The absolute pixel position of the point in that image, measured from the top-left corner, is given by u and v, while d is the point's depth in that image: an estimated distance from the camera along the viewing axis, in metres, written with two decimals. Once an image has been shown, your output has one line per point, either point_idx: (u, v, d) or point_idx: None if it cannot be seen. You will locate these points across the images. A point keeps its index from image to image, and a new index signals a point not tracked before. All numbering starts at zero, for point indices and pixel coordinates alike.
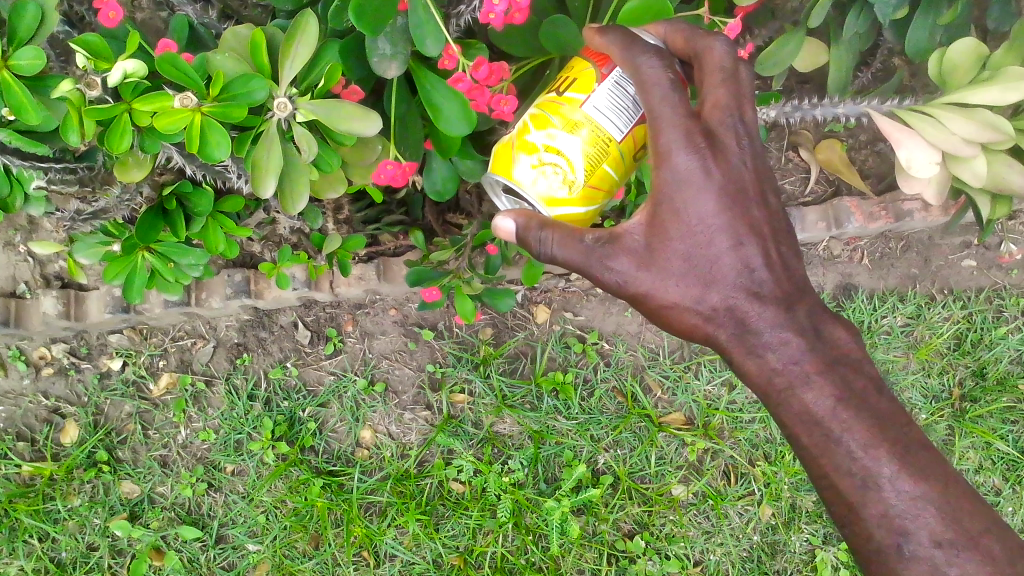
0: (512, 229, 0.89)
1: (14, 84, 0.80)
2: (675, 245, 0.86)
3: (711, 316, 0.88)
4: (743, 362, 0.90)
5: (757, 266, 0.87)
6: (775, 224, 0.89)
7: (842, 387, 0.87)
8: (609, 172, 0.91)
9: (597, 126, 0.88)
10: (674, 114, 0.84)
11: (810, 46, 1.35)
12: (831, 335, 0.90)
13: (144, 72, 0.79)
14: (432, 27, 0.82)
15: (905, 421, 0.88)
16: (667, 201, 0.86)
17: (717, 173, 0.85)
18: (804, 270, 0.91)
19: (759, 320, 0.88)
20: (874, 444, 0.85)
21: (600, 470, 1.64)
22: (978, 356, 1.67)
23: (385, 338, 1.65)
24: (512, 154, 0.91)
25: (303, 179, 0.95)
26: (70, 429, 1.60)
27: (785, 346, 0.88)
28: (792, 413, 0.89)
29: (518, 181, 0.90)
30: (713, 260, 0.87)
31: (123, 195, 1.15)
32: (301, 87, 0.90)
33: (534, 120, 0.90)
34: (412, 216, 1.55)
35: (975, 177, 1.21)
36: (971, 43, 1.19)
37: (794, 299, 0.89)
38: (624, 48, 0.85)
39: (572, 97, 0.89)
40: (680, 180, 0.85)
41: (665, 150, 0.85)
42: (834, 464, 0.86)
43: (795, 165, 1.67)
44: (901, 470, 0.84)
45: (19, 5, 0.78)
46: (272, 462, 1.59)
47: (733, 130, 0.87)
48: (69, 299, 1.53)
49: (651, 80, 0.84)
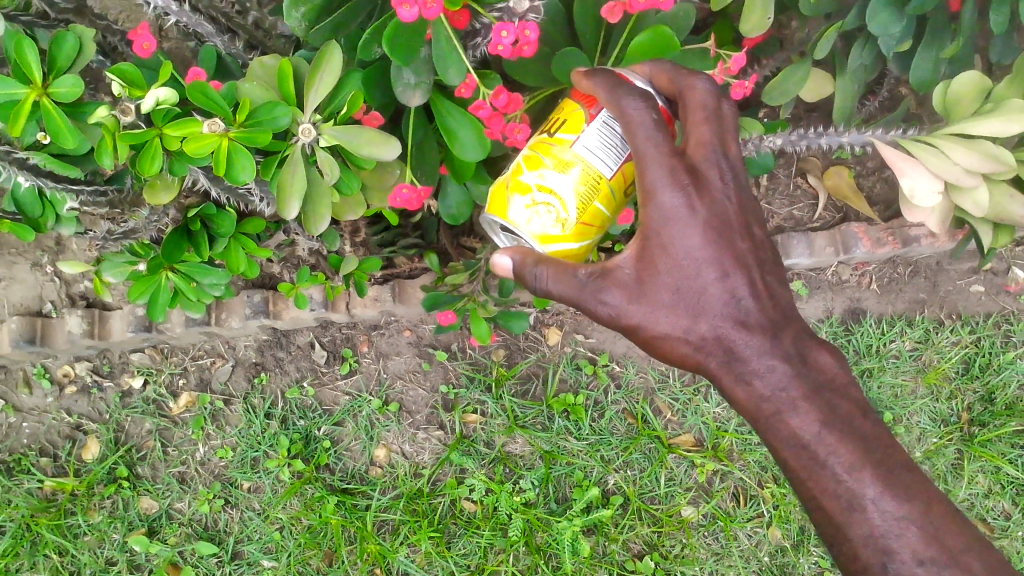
0: (509, 265, 0.94)
1: (54, 109, 0.84)
2: (664, 278, 0.89)
3: (701, 345, 0.91)
4: (732, 389, 0.92)
5: (743, 296, 0.90)
6: (759, 254, 0.93)
7: (828, 412, 0.89)
8: (600, 209, 0.95)
9: (585, 166, 0.93)
10: (659, 152, 0.88)
11: (816, 79, 1.39)
12: (817, 361, 0.92)
13: (175, 99, 0.83)
14: (454, 56, 0.86)
15: (889, 442, 0.89)
16: (655, 236, 0.89)
17: (701, 208, 0.89)
18: (790, 298, 0.95)
19: (747, 348, 0.90)
20: (857, 467, 0.86)
21: (611, 491, 1.66)
22: (987, 381, 1.68)
23: (400, 359, 1.68)
24: (507, 195, 0.96)
25: (324, 202, 0.98)
26: (92, 446, 1.64)
27: (772, 373, 0.90)
28: (779, 437, 0.90)
29: (513, 220, 0.95)
30: (701, 291, 0.90)
31: (150, 216, 1.20)
32: (323, 115, 0.94)
33: (528, 161, 0.95)
34: (427, 240, 1.59)
35: (976, 207, 1.24)
36: (975, 76, 1.21)
37: (780, 327, 0.92)
38: (610, 90, 0.90)
39: (562, 137, 0.94)
40: (667, 216, 0.88)
41: (651, 187, 0.88)
42: (821, 486, 0.88)
43: (803, 191, 1.70)
44: (884, 491, 0.85)
45: (59, 36, 0.83)
46: (287, 479, 1.62)
47: (716, 165, 0.91)
48: (94, 318, 1.57)
49: (635, 120, 0.88)
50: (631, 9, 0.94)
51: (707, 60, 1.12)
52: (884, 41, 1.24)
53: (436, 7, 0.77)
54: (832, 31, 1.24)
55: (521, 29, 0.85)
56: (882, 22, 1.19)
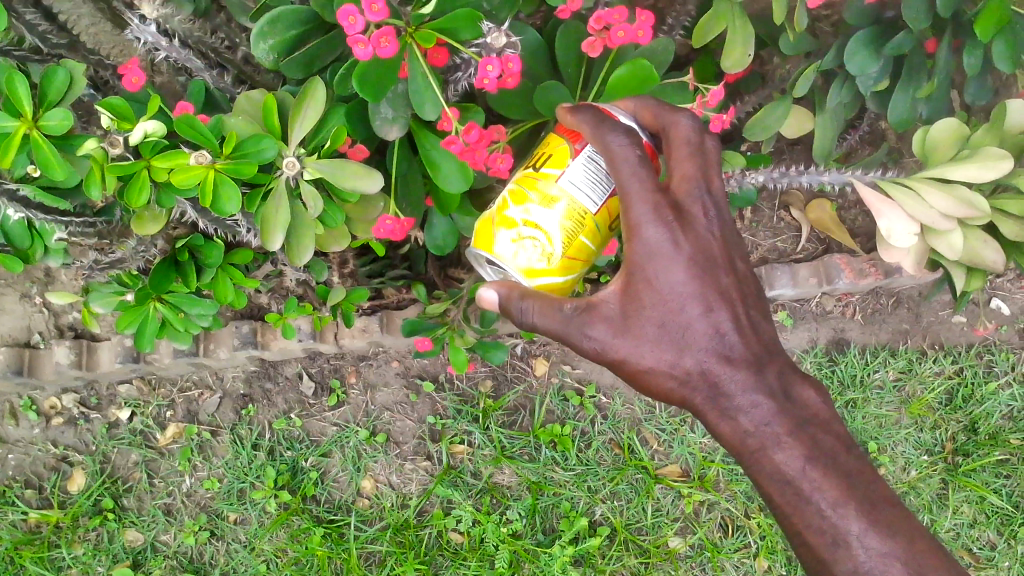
0: (495, 299, 0.95)
1: (44, 144, 0.86)
2: (649, 312, 0.89)
3: (686, 379, 0.91)
4: (717, 424, 0.92)
5: (727, 331, 0.91)
6: (743, 289, 0.93)
7: (812, 447, 0.89)
8: (586, 243, 0.96)
9: (570, 202, 0.94)
10: (643, 188, 0.88)
11: (797, 115, 1.42)
12: (801, 397, 0.92)
13: (163, 132, 0.85)
14: (430, 93, 0.88)
15: (872, 478, 0.89)
16: (639, 271, 0.89)
17: (685, 244, 0.89)
18: (774, 333, 0.95)
19: (731, 383, 0.90)
20: (842, 503, 0.86)
21: (598, 522, 1.66)
22: (970, 411, 1.69)
23: (388, 390, 1.69)
24: (493, 229, 0.97)
25: (308, 232, 0.99)
26: (77, 477, 1.63)
27: (756, 409, 0.90)
28: (764, 473, 0.90)
29: (499, 254, 0.97)
30: (686, 326, 0.90)
31: (138, 246, 1.21)
32: (307, 148, 0.96)
33: (514, 196, 0.96)
34: (416, 270, 1.59)
35: (950, 249, 1.26)
36: (953, 122, 1.24)
37: (764, 361, 0.92)
38: (595, 125, 0.91)
39: (548, 172, 0.95)
40: (651, 251, 0.88)
41: (635, 222, 0.89)
42: (806, 522, 0.87)
43: (786, 224, 1.72)
44: (869, 528, 0.85)
45: (50, 71, 0.85)
46: (274, 511, 1.62)
47: (700, 201, 0.91)
48: (82, 349, 1.58)
49: (619, 155, 0.89)
50: (610, 45, 0.97)
51: (687, 94, 1.14)
52: (861, 80, 1.27)
53: (390, 46, 0.80)
54: (811, 70, 1.27)
55: (504, 63, 0.86)
56: (859, 62, 1.23)
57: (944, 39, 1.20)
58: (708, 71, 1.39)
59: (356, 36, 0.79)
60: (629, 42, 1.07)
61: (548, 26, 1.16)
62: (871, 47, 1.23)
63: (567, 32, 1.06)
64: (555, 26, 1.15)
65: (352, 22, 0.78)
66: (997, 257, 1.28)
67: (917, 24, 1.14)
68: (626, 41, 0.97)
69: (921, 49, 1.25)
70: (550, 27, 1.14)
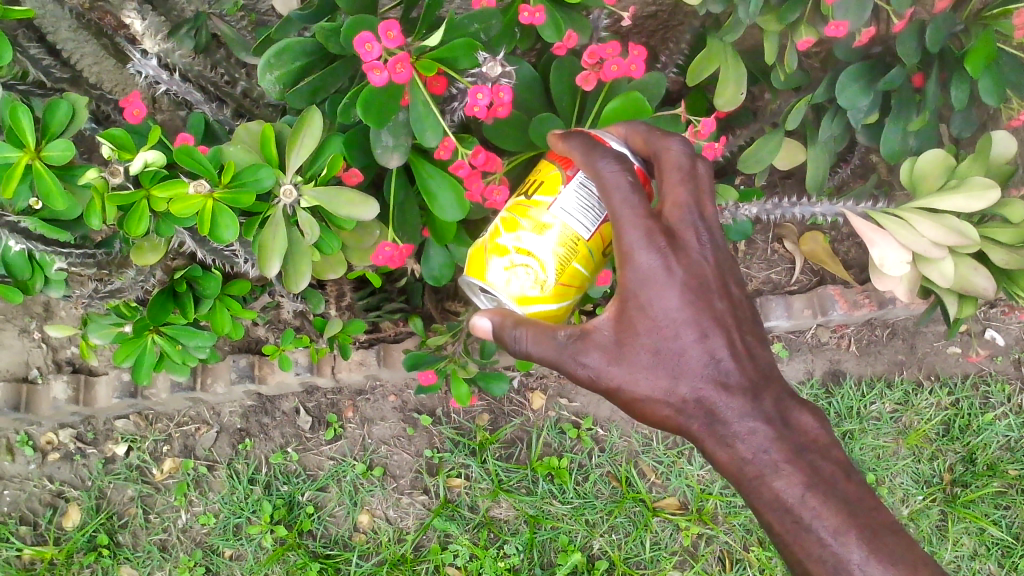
0: (489, 328, 0.96)
1: (46, 173, 0.87)
2: (643, 339, 0.90)
3: (682, 407, 0.91)
4: (715, 451, 0.92)
5: (723, 357, 0.91)
6: (738, 314, 0.94)
7: (811, 474, 0.89)
8: (578, 269, 0.98)
9: (561, 230, 0.96)
10: (634, 214, 0.90)
11: (788, 146, 1.43)
12: (798, 422, 0.92)
13: (162, 161, 0.86)
14: (430, 120, 0.89)
15: (873, 505, 0.88)
16: (632, 297, 0.90)
17: (679, 269, 0.90)
18: (770, 358, 0.95)
19: (728, 410, 0.91)
20: (843, 531, 0.85)
21: (596, 556, 1.65)
22: (967, 442, 1.69)
23: (385, 424, 1.69)
24: (486, 257, 0.99)
25: (305, 259, 1.00)
26: (73, 513, 1.63)
27: (754, 436, 0.90)
28: (763, 501, 0.90)
29: (492, 282, 0.98)
30: (681, 353, 0.90)
31: (138, 276, 1.19)
32: (305, 176, 0.98)
33: (506, 223, 0.98)
34: (412, 304, 1.61)
35: (942, 277, 1.27)
36: (941, 154, 1.25)
37: (760, 388, 0.92)
38: (586, 152, 0.94)
39: (539, 200, 0.98)
40: (643, 277, 0.89)
41: (628, 249, 0.90)
42: (806, 551, 0.87)
43: (780, 256, 1.74)
44: (870, 555, 0.84)
45: (53, 103, 0.87)
46: (270, 546, 1.61)
47: (693, 226, 0.93)
48: (79, 384, 1.58)
49: (610, 181, 0.91)
50: (604, 77, 0.99)
51: (678, 125, 1.16)
52: (853, 115, 1.29)
53: (405, 73, 0.82)
54: (802, 104, 1.29)
55: (494, 92, 0.90)
56: (851, 97, 1.25)
57: (933, 74, 1.22)
58: (700, 105, 1.41)
59: (372, 61, 0.80)
60: (622, 75, 1.09)
61: (543, 60, 1.18)
62: (861, 82, 1.25)
63: (561, 66, 1.08)
64: (548, 60, 1.17)
65: (368, 48, 0.80)
66: (988, 284, 1.28)
67: (907, 60, 1.16)
68: (619, 72, 0.99)
69: (909, 84, 1.27)
70: (544, 62, 1.16)
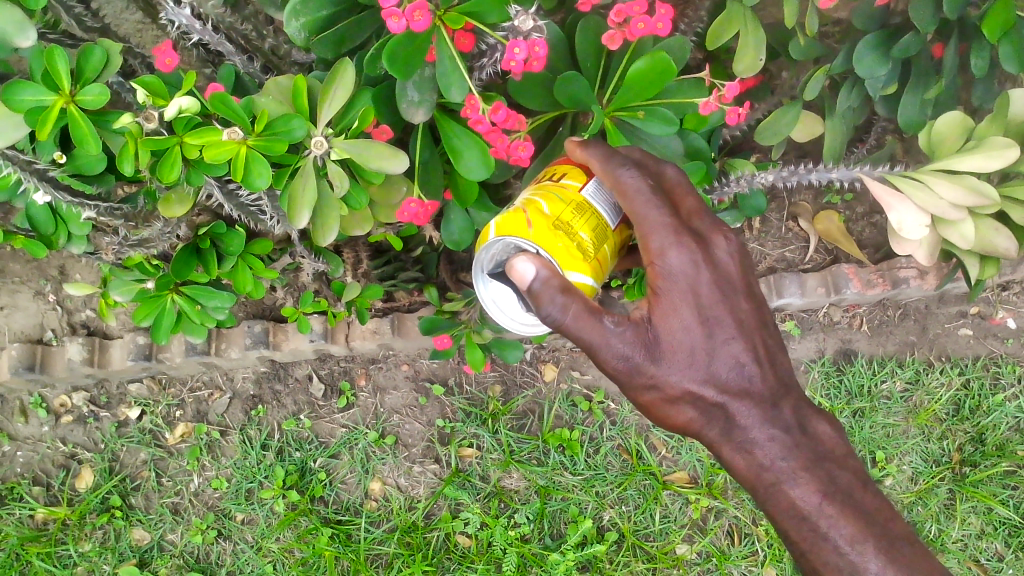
0: (532, 274, 0.83)
1: (81, 118, 0.88)
2: (678, 337, 0.89)
3: (706, 410, 0.92)
4: (732, 456, 0.93)
5: (747, 362, 0.91)
6: (761, 316, 0.94)
7: (827, 482, 0.91)
8: (608, 252, 0.95)
9: (593, 211, 0.93)
10: (660, 216, 0.89)
11: (807, 118, 1.43)
12: (816, 431, 0.94)
13: (197, 109, 0.86)
14: (457, 76, 0.89)
15: (890, 515, 0.93)
16: (666, 294, 0.88)
17: (706, 267, 0.90)
18: (791, 364, 0.96)
19: (746, 417, 0.91)
20: (860, 540, 0.90)
21: (605, 527, 1.66)
22: (977, 421, 1.70)
23: (397, 393, 1.69)
24: (528, 219, 0.88)
25: (332, 213, 1.01)
26: (85, 475, 1.63)
27: (772, 442, 0.92)
28: (779, 507, 0.92)
29: (538, 242, 0.87)
30: (711, 354, 0.90)
31: (165, 228, 1.20)
32: (337, 127, 0.99)
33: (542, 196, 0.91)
34: (427, 274, 1.59)
35: (962, 240, 1.26)
36: (957, 116, 1.24)
37: (780, 397, 0.93)
38: (604, 161, 0.92)
39: (570, 183, 0.94)
40: (675, 275, 0.88)
41: (658, 250, 0.89)
42: (822, 558, 0.91)
43: (795, 234, 1.74)
44: (887, 565, 0.89)
45: (87, 49, 0.87)
46: (282, 511, 1.62)
47: (715, 227, 0.92)
48: (95, 346, 1.59)
49: (630, 187, 0.89)
50: (631, 36, 0.98)
51: (703, 89, 1.15)
52: (870, 84, 1.28)
53: (423, 19, 0.81)
54: (819, 74, 1.28)
55: (530, 47, 0.88)
56: (868, 67, 1.24)
57: (951, 41, 1.21)
58: (723, 77, 1.40)
59: (391, 9, 0.79)
60: (648, 35, 1.08)
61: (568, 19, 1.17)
62: (879, 50, 1.24)
63: (586, 27, 1.07)
64: (574, 22, 1.16)
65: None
66: (1009, 245, 1.29)
67: (924, 28, 1.14)
68: (646, 31, 0.98)
69: (929, 53, 1.26)
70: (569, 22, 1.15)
